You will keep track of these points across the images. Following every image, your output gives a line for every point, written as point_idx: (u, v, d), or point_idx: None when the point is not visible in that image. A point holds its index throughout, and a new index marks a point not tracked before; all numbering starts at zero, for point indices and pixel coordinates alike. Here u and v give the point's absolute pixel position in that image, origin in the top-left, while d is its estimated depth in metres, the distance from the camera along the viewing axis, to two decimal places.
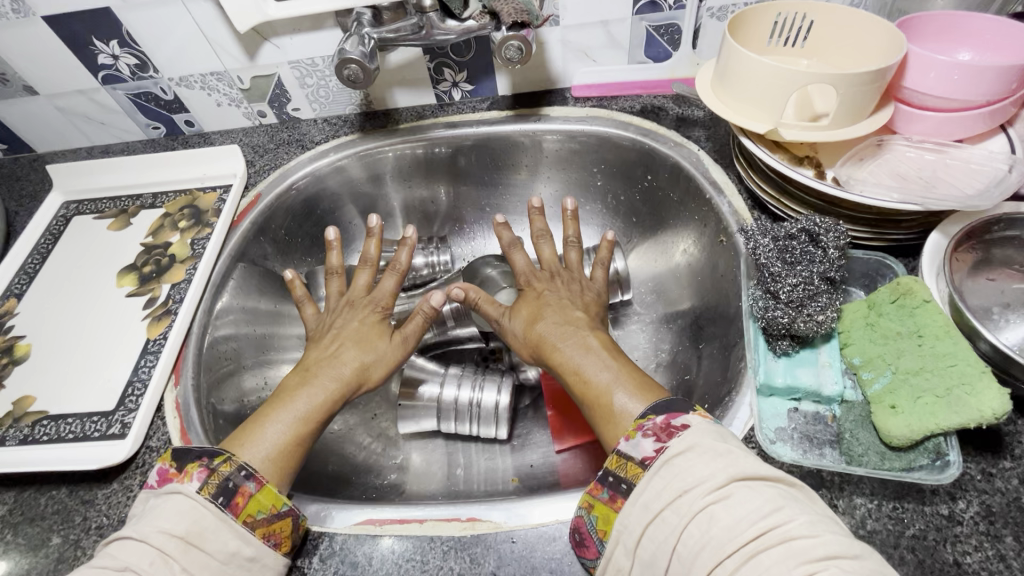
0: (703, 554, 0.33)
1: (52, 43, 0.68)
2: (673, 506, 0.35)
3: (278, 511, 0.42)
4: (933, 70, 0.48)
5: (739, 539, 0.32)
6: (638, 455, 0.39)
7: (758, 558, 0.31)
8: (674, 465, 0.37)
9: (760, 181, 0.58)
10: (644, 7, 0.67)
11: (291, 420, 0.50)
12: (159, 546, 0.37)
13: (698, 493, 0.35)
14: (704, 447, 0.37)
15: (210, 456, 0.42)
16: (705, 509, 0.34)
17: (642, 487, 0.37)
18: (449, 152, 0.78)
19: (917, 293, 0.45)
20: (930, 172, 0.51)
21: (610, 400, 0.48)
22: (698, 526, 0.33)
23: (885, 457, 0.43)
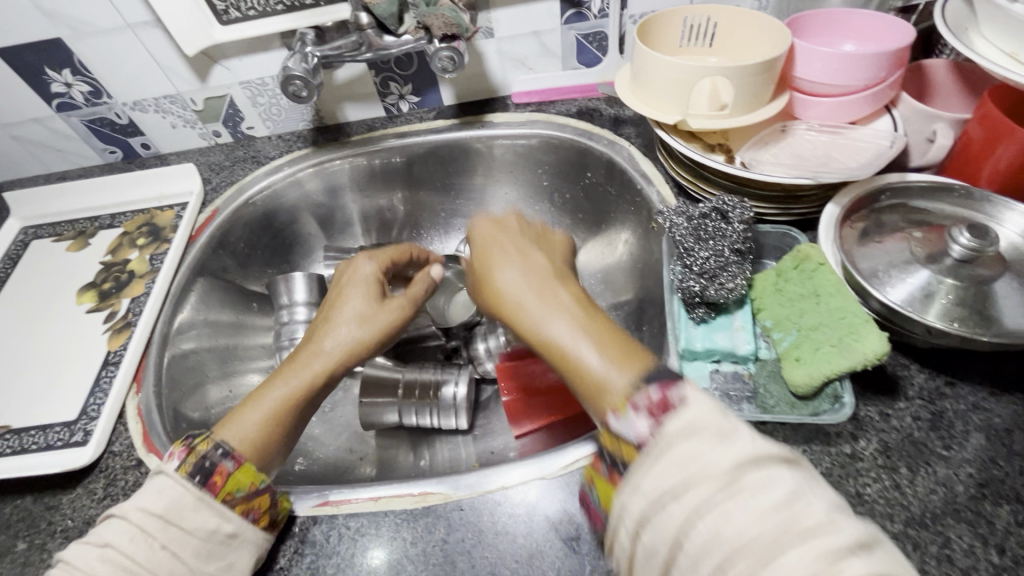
0: (704, 538, 0.27)
1: (5, 74, 0.70)
2: (675, 486, 0.28)
3: (257, 487, 0.44)
4: (818, 60, 0.55)
5: (758, 528, 0.26)
6: (632, 436, 0.32)
7: (783, 556, 0.25)
8: (674, 438, 0.30)
9: (679, 169, 0.63)
10: (571, 18, 0.73)
11: (272, 402, 0.48)
12: (138, 524, 0.38)
13: (700, 465, 0.28)
14: (705, 420, 0.30)
15: (192, 436, 0.45)
16: (706, 485, 0.28)
17: (635, 470, 0.31)
18: (401, 162, 0.82)
19: (813, 257, 0.51)
20: (825, 152, 0.57)
21: (574, 355, 0.39)
22: (702, 505, 0.27)
23: (794, 406, 0.48)
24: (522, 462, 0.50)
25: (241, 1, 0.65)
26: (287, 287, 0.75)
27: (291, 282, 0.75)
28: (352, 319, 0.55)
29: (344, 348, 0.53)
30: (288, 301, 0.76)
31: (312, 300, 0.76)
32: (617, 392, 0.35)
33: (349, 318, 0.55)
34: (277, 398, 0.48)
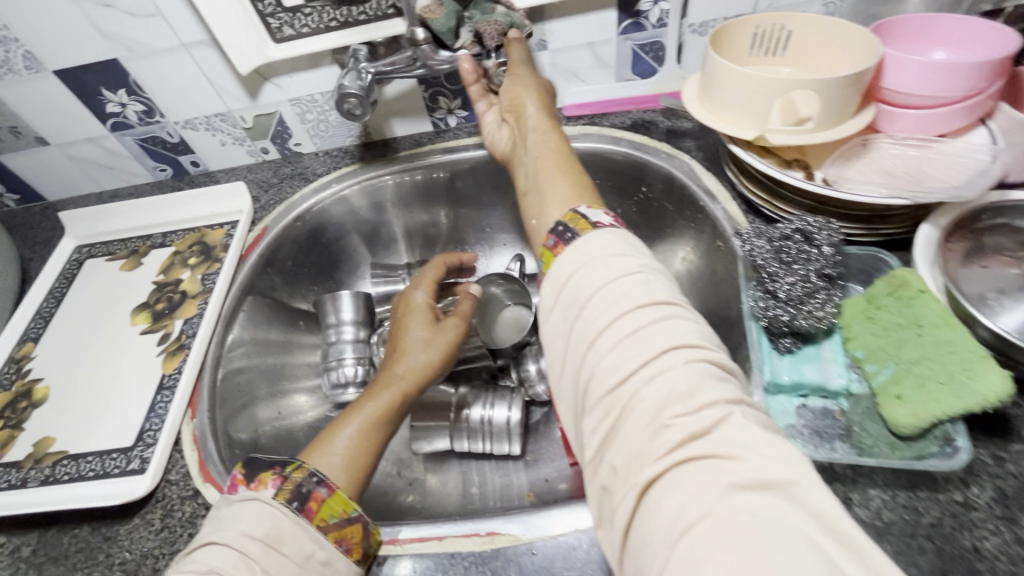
0: (618, 309, 0.36)
1: (63, 95, 0.71)
2: (616, 286, 0.37)
3: (349, 516, 0.43)
4: (909, 71, 0.51)
5: (655, 303, 0.36)
6: (593, 218, 0.43)
7: (666, 321, 0.35)
8: (616, 237, 0.41)
9: (751, 185, 0.59)
10: (628, 28, 0.70)
11: (357, 427, 0.49)
12: (240, 548, 0.38)
13: (630, 263, 0.38)
14: (641, 244, 0.42)
15: (282, 464, 0.44)
16: (636, 284, 0.37)
17: (583, 238, 0.41)
18: (447, 176, 0.80)
19: (912, 284, 0.47)
20: (916, 167, 0.53)
21: (554, 183, 0.51)
22: (623, 286, 0.37)
23: (895, 448, 0.43)
24: None
25: (295, 19, 0.64)
26: (333, 307, 0.73)
27: (339, 301, 0.73)
28: (424, 345, 0.56)
29: (420, 374, 0.55)
30: (336, 320, 0.74)
31: (359, 319, 0.74)
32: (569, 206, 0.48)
33: (421, 346, 0.56)
34: (366, 418, 0.49)
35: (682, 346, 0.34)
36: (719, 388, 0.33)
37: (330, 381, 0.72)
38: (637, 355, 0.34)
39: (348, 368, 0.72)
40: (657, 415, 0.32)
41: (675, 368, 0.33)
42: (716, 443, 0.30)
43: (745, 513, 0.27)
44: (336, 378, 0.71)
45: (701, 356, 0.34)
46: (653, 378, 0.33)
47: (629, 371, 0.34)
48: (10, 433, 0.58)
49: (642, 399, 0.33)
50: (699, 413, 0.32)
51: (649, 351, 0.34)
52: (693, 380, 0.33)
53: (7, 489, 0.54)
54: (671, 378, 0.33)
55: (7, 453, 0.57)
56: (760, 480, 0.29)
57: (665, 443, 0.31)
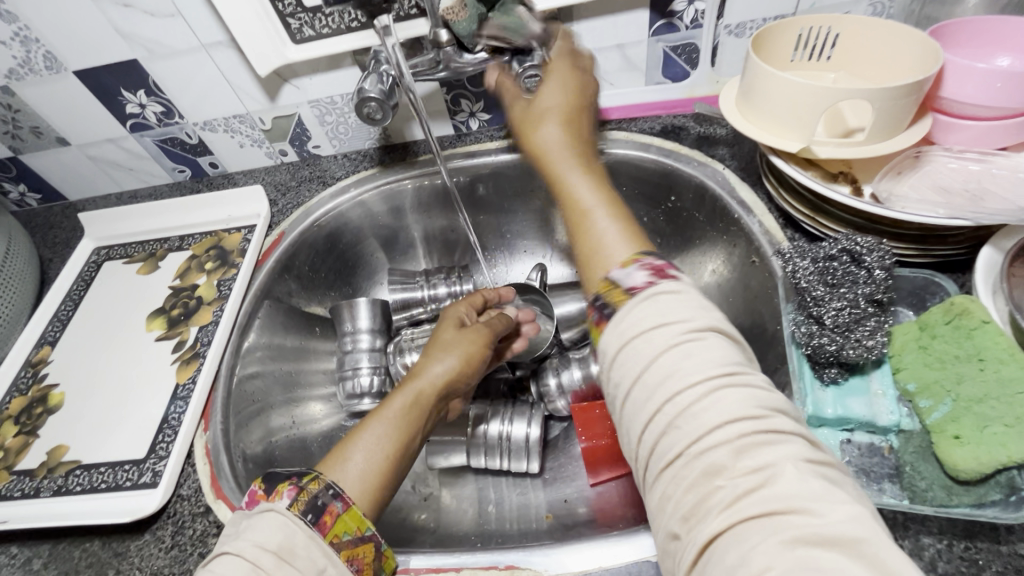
0: (667, 383, 0.31)
1: (83, 95, 0.70)
2: (661, 358, 0.32)
3: (362, 535, 0.41)
4: (973, 79, 0.47)
5: (706, 372, 0.31)
6: (627, 284, 0.37)
7: (717, 393, 0.30)
8: (657, 302, 0.35)
9: (791, 199, 0.55)
10: (660, 29, 0.67)
11: (374, 443, 0.45)
12: (254, 560, 0.35)
13: (673, 329, 0.33)
14: (691, 298, 0.35)
15: (298, 474, 0.41)
16: (682, 351, 0.32)
17: (621, 312, 0.35)
18: (468, 181, 0.77)
19: (974, 313, 0.43)
20: (976, 183, 0.49)
21: (586, 221, 0.44)
22: (669, 358, 0.32)
23: (951, 492, 0.40)
24: (617, 536, 0.44)
25: (316, 19, 0.62)
26: (350, 314, 0.72)
27: (355, 308, 0.71)
28: (446, 352, 0.54)
29: (443, 383, 0.52)
30: (352, 328, 0.72)
31: (375, 327, 0.72)
32: (609, 256, 0.40)
33: (446, 354, 0.54)
34: (385, 425, 0.47)
35: (737, 418, 0.30)
36: (775, 452, 0.29)
37: (345, 390, 0.70)
38: (689, 432, 0.30)
39: (363, 378, 0.70)
40: (708, 483, 0.29)
41: (730, 442, 0.29)
42: (775, 501, 0.27)
43: (807, 570, 0.24)
44: (351, 389, 0.69)
45: (759, 427, 0.29)
46: (704, 454, 0.29)
47: (681, 447, 0.30)
48: (25, 439, 0.58)
49: (695, 473, 0.29)
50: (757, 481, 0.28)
51: (701, 427, 0.30)
52: (748, 452, 0.29)
53: (21, 498, 0.53)
54: (723, 453, 0.29)
55: (21, 461, 0.56)
56: (827, 537, 0.25)
57: (718, 506, 0.28)
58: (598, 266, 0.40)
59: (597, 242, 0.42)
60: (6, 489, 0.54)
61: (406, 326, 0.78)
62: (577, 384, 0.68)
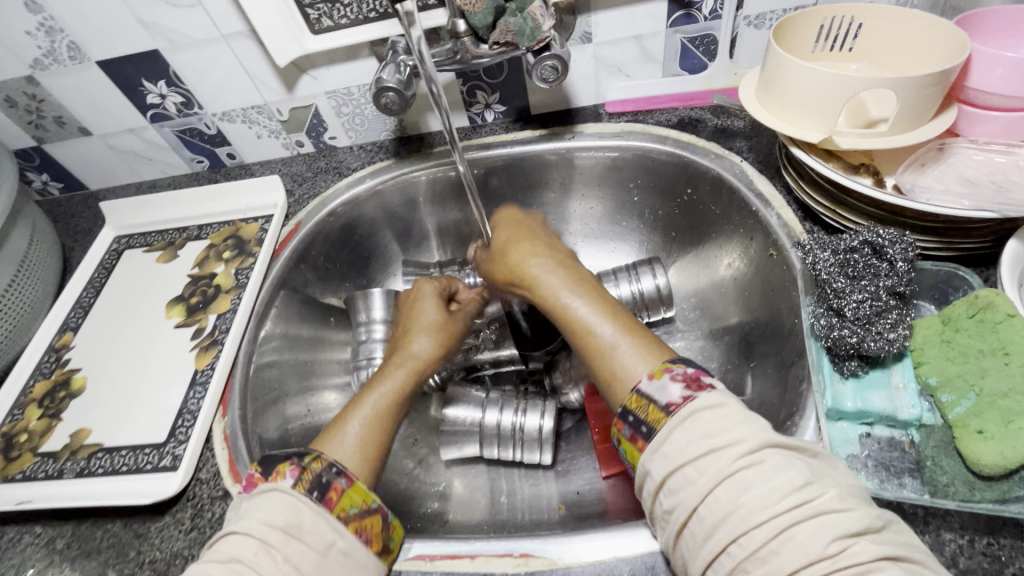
0: (731, 522, 0.34)
1: (105, 85, 0.71)
2: (716, 492, 0.35)
3: (369, 507, 0.42)
4: (1001, 68, 0.46)
5: (771, 510, 0.33)
6: (663, 399, 0.40)
7: (790, 532, 0.32)
8: (692, 421, 0.38)
9: (811, 191, 0.55)
10: (678, 20, 0.66)
11: (366, 420, 0.49)
12: (262, 537, 0.37)
13: (729, 455, 0.35)
14: (732, 408, 0.38)
15: (299, 455, 0.43)
16: (738, 483, 0.34)
17: (662, 434, 0.39)
18: (482, 173, 0.77)
19: (999, 307, 0.42)
20: (1003, 175, 0.48)
21: (597, 342, 0.48)
22: (727, 490, 0.34)
23: (974, 488, 0.39)
24: (632, 526, 0.45)
25: (335, 9, 0.63)
26: (365, 305, 0.73)
27: (369, 300, 0.72)
28: (426, 332, 0.59)
29: (428, 358, 0.58)
30: (366, 318, 0.73)
31: (389, 318, 0.73)
32: (631, 371, 0.45)
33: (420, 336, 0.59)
34: (380, 398, 0.51)
35: (817, 560, 0.31)
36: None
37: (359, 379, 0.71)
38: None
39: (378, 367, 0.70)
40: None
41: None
42: None
43: None
44: (365, 378, 0.69)
45: (838, 567, 0.30)
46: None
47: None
48: (49, 423, 0.59)
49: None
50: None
51: (775, 573, 0.31)
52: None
53: (45, 479, 0.54)
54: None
55: (45, 443, 0.57)
56: None
57: None
58: (623, 382, 0.45)
59: (616, 361, 0.46)
60: (30, 470, 0.55)
61: None
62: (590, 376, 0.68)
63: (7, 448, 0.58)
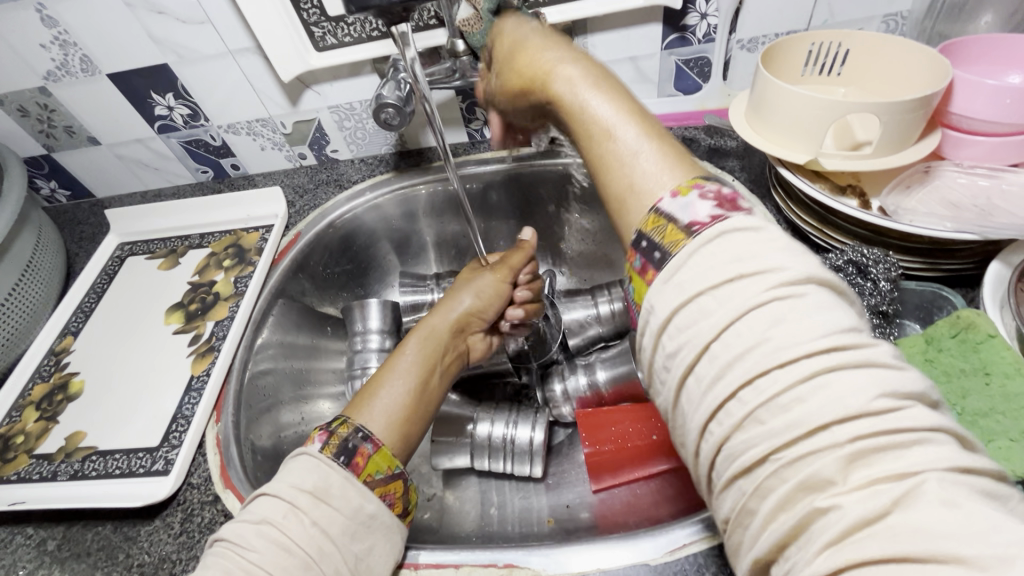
0: (753, 359, 0.27)
1: (115, 96, 0.73)
2: (737, 326, 0.28)
3: (393, 472, 0.44)
4: (983, 94, 0.47)
5: (805, 349, 0.26)
6: (685, 219, 0.33)
7: (827, 382, 0.26)
8: (720, 243, 0.31)
9: (799, 211, 0.56)
10: (673, 42, 0.68)
11: (395, 399, 0.49)
12: (290, 500, 0.38)
13: (759, 288, 0.28)
14: (766, 234, 0.31)
15: (327, 422, 0.44)
16: (775, 319, 0.27)
17: (680, 257, 0.32)
18: (479, 188, 0.78)
19: (981, 327, 0.43)
20: (987, 199, 0.49)
21: (615, 147, 0.38)
22: (758, 327, 0.28)
23: None
24: (616, 539, 0.45)
25: (339, 28, 0.65)
26: (361, 314, 0.73)
27: (366, 309, 0.73)
28: (472, 290, 0.60)
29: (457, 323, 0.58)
30: (362, 328, 0.74)
31: (385, 327, 0.74)
32: (651, 190, 0.36)
33: (461, 297, 0.60)
34: (408, 369, 0.51)
35: (854, 413, 0.25)
36: (908, 459, 0.24)
37: (353, 389, 0.71)
38: (780, 430, 0.26)
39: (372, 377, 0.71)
40: (808, 502, 0.24)
41: (838, 443, 0.24)
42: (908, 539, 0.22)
43: None
44: (359, 387, 0.70)
45: (881, 426, 0.24)
46: (801, 461, 0.25)
47: (771, 448, 0.26)
48: (46, 425, 0.60)
49: (791, 483, 0.25)
50: (869, 493, 0.23)
51: (797, 422, 0.25)
52: (863, 460, 0.24)
53: (38, 481, 0.55)
54: (829, 462, 0.24)
55: (41, 445, 0.58)
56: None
57: (820, 541, 0.24)
58: (638, 205, 0.36)
59: (634, 170, 0.37)
60: (25, 472, 0.56)
61: None
62: (582, 391, 0.69)
63: (3, 449, 0.58)
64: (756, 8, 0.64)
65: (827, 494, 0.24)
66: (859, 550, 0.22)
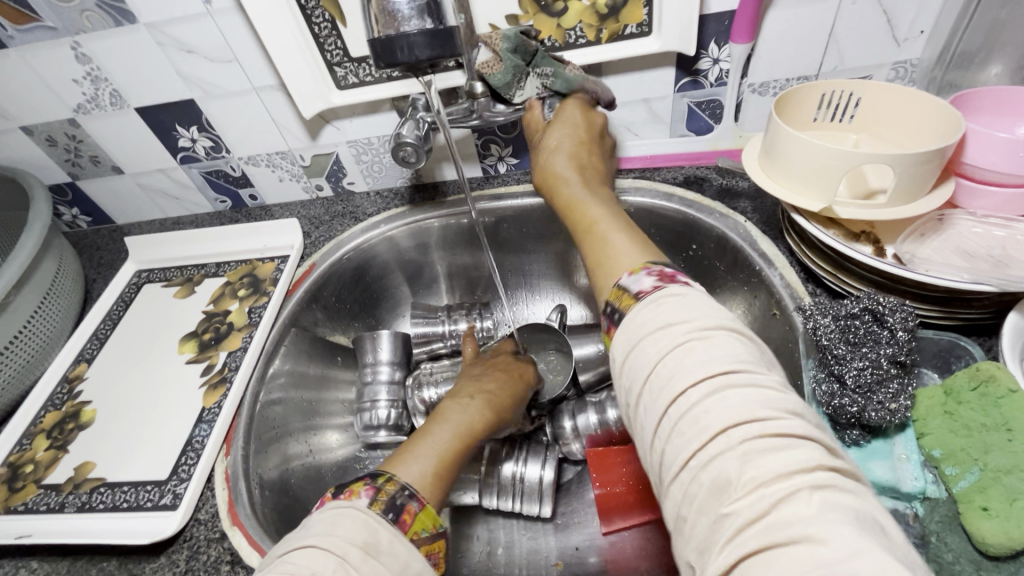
0: (671, 383, 0.32)
1: (140, 128, 0.75)
2: (664, 361, 0.33)
3: (435, 530, 0.45)
4: (997, 150, 0.47)
5: (710, 372, 0.32)
6: (635, 288, 0.39)
7: (723, 397, 0.30)
8: (664, 303, 0.36)
9: (814, 257, 0.56)
10: (685, 86, 0.69)
11: (430, 456, 0.49)
12: (342, 553, 0.37)
13: (679, 330, 0.34)
14: (697, 300, 0.37)
15: (373, 477, 0.45)
16: (687, 351, 0.33)
17: (630, 315, 0.38)
18: (494, 222, 0.79)
19: (1001, 380, 0.42)
20: (1001, 249, 0.49)
21: (600, 238, 0.48)
22: (673, 360, 0.33)
23: (981, 567, 0.39)
24: None
25: (360, 68, 0.67)
26: (372, 346, 0.73)
27: (377, 340, 0.73)
28: (500, 379, 0.62)
29: (503, 401, 0.60)
30: (372, 360, 0.74)
31: (395, 359, 0.74)
32: (618, 266, 0.43)
33: (488, 373, 0.64)
34: (449, 436, 0.52)
35: (742, 422, 0.29)
36: (787, 462, 0.27)
37: (362, 421, 0.71)
38: (693, 437, 0.30)
39: (381, 410, 0.71)
40: (716, 505, 0.28)
41: (732, 452, 0.29)
42: (776, 529, 0.26)
43: None
44: (367, 421, 0.69)
45: (763, 433, 0.29)
46: (707, 464, 0.29)
47: (686, 455, 0.30)
48: (55, 454, 0.60)
49: (702, 491, 0.29)
50: (756, 495, 0.27)
51: (703, 431, 0.30)
52: (751, 460, 0.28)
53: (46, 512, 0.54)
54: (726, 464, 0.28)
55: (50, 475, 0.58)
56: None
57: (723, 536, 0.27)
58: (609, 281, 0.43)
59: (607, 258, 0.45)
60: (33, 502, 0.56)
61: (426, 360, 0.80)
62: (592, 428, 0.67)
63: (12, 478, 0.58)
64: (767, 55, 0.66)
65: (728, 499, 0.28)
66: (749, 541, 0.26)
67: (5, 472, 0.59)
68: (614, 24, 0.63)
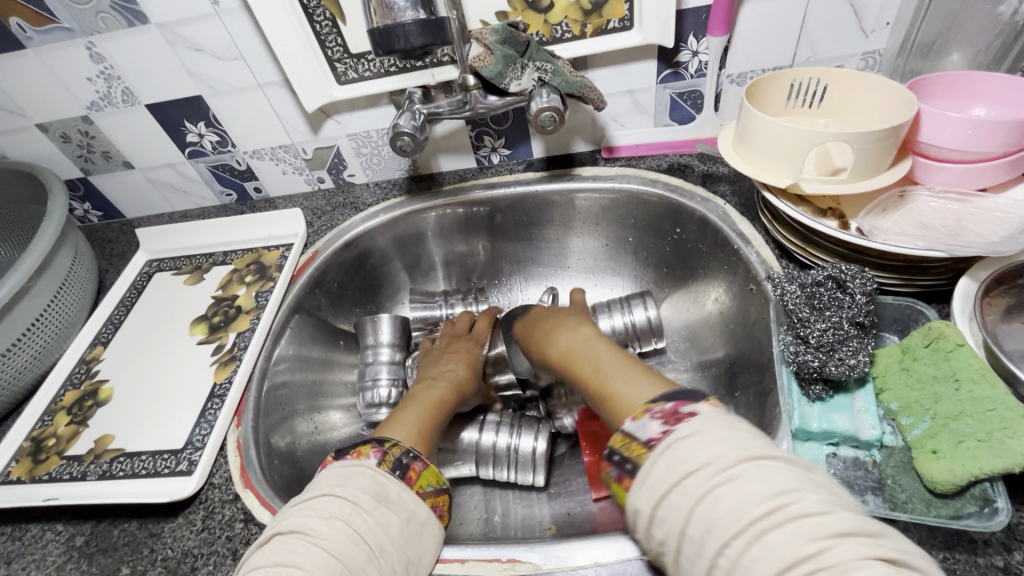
0: (707, 468, 0.35)
1: (150, 124, 0.79)
2: (691, 451, 0.37)
3: (440, 486, 0.49)
4: (949, 127, 0.51)
5: (739, 454, 0.36)
6: (644, 436, 0.40)
7: (751, 474, 0.35)
8: (691, 440, 0.38)
9: (785, 233, 0.60)
10: (667, 77, 0.74)
11: (409, 425, 0.54)
12: (355, 500, 0.42)
13: (700, 432, 0.38)
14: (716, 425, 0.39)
15: (379, 440, 0.48)
16: (713, 442, 0.37)
17: (646, 468, 0.38)
18: (488, 211, 0.83)
19: (949, 337, 0.46)
20: (955, 221, 0.53)
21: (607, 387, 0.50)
22: (702, 448, 0.36)
23: (931, 505, 0.42)
24: (614, 538, 0.48)
25: (359, 64, 0.71)
26: (373, 329, 0.77)
27: (378, 323, 0.77)
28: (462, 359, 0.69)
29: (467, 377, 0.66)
30: (373, 342, 0.77)
31: (395, 341, 0.77)
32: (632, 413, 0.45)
33: (449, 357, 0.70)
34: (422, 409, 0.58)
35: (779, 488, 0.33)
36: (823, 523, 0.31)
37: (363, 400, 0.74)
38: (738, 510, 0.33)
39: (381, 388, 0.74)
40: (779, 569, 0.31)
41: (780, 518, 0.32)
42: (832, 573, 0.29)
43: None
44: (369, 399, 0.73)
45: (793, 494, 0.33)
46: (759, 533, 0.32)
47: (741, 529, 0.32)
48: (75, 428, 0.64)
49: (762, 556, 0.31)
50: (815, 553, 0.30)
51: (749, 502, 0.33)
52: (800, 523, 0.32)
53: (69, 480, 0.58)
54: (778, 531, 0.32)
55: (71, 447, 0.62)
56: None
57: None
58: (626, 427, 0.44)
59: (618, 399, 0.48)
60: (56, 472, 0.59)
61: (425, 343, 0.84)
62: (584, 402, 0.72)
63: (36, 451, 0.62)
64: (743, 48, 0.70)
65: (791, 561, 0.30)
66: None
67: (29, 446, 0.63)
68: (598, 19, 0.67)
